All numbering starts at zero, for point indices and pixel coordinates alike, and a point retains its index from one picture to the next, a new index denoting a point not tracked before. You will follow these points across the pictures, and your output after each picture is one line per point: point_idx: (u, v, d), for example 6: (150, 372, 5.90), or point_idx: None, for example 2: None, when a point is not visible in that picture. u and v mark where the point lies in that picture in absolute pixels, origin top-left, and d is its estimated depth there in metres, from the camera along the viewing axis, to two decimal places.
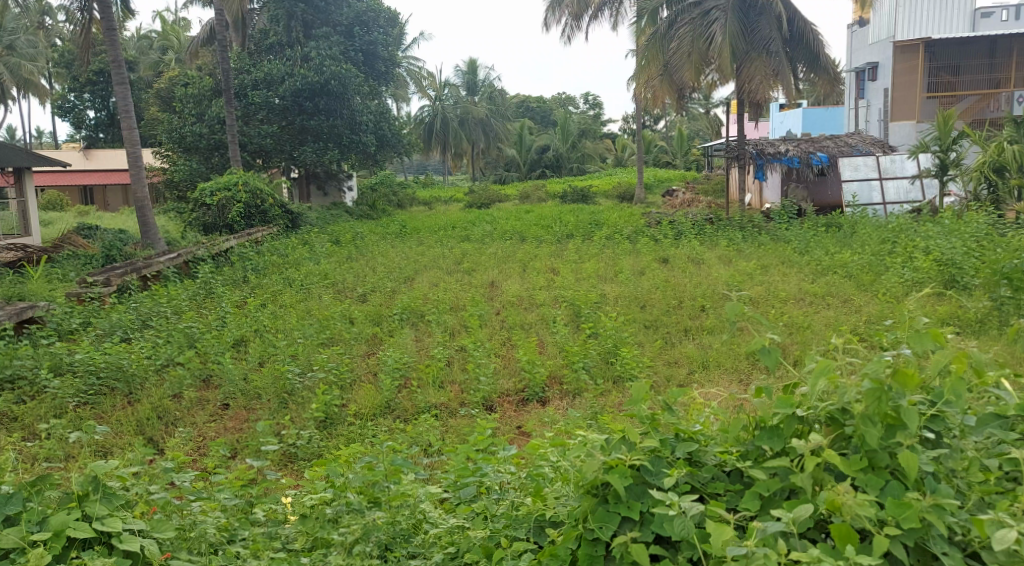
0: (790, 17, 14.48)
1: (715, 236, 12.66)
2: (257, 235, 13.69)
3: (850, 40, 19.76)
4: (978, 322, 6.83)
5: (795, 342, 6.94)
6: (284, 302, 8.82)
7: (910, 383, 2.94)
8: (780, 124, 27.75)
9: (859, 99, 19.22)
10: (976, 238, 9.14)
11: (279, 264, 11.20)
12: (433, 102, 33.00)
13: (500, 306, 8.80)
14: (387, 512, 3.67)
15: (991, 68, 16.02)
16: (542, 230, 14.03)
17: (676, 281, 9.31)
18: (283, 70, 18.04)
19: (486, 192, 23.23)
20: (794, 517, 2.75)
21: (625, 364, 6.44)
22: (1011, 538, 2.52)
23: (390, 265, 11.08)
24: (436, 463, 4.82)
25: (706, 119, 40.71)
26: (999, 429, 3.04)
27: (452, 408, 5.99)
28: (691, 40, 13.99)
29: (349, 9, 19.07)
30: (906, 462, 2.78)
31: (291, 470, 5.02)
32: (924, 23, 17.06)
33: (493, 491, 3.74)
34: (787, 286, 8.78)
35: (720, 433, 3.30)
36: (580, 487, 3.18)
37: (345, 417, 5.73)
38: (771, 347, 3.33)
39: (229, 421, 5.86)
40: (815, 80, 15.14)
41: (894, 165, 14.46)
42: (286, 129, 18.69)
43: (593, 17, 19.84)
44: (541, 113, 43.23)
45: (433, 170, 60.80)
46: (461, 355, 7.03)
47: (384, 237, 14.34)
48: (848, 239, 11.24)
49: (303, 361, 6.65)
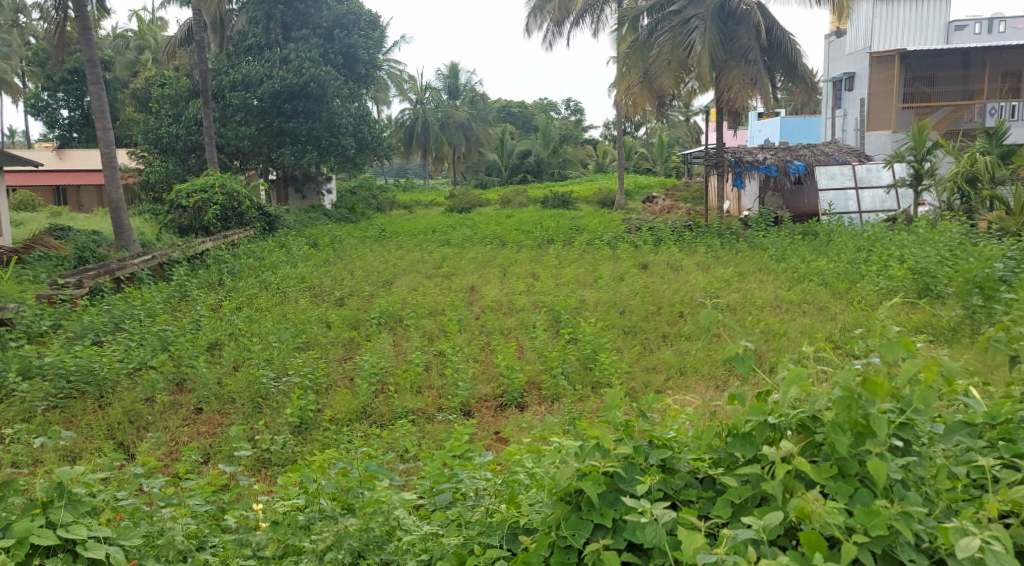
0: (768, 26, 14.59)
1: (694, 243, 12.70)
2: (234, 238, 13.61)
3: (828, 50, 19.88)
4: (952, 330, 6.96)
5: (770, 349, 6.99)
6: (260, 305, 8.77)
7: (880, 392, 2.96)
8: (758, 133, 28.04)
9: (836, 108, 19.31)
10: (950, 247, 9.22)
11: (256, 267, 11.15)
12: (413, 106, 33.18)
13: (479, 310, 8.81)
14: (360, 518, 3.60)
15: (965, 80, 16.22)
16: (522, 235, 14.07)
17: (655, 287, 9.37)
18: (261, 72, 17.87)
19: (467, 195, 23.29)
20: (764, 524, 2.77)
21: (604, 370, 6.47)
22: (974, 546, 2.55)
23: (369, 268, 11.05)
24: (411, 469, 4.84)
25: (686, 127, 41.08)
26: (967, 437, 3.08)
27: (429, 414, 5.98)
28: (670, 48, 14.05)
29: (329, 12, 18.96)
30: (875, 470, 2.80)
31: (264, 475, 5.02)
32: (900, 34, 17.39)
33: (468, 497, 3.72)
34: (764, 293, 8.85)
35: (693, 440, 3.33)
36: (554, 494, 3.21)
37: (320, 422, 5.70)
38: (744, 355, 3.38)
39: (202, 426, 5.80)
40: (793, 89, 15.31)
41: (870, 174, 14.70)
42: (264, 130, 18.52)
43: (574, 23, 19.90)
44: (522, 118, 43.58)
45: (413, 172, 61.12)
46: (440, 360, 7.03)
47: (362, 240, 14.31)
48: (824, 248, 11.33)
49: (278, 365, 6.60)
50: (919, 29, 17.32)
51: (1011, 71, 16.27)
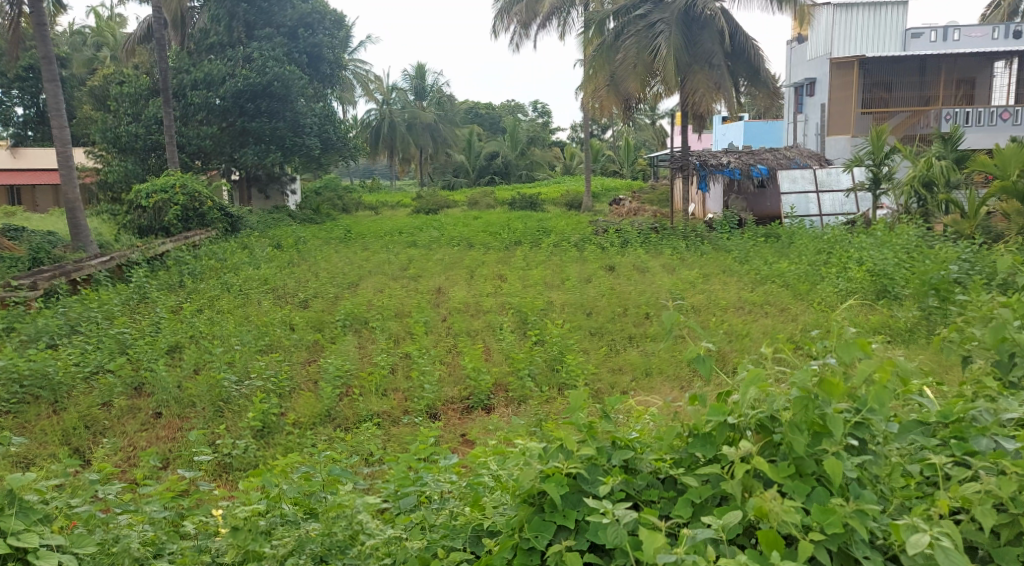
0: (732, 31, 14.77)
1: (659, 245, 12.79)
2: (195, 239, 13.44)
3: (790, 55, 20.20)
4: (908, 331, 7.08)
5: (734, 349, 7.08)
6: (222, 307, 8.65)
7: (836, 392, 3.02)
8: (722, 137, 28.37)
9: (797, 113, 19.59)
10: (908, 249, 9.38)
11: (218, 269, 11.01)
12: (380, 106, 33.24)
13: (446, 312, 8.80)
14: (323, 523, 3.58)
15: (922, 86, 16.62)
16: (490, 237, 14.07)
17: (621, 288, 9.44)
18: (224, 70, 17.61)
19: (434, 196, 23.25)
20: (723, 524, 2.81)
21: (570, 371, 6.49)
22: (924, 542, 2.59)
23: (334, 270, 10.97)
24: (376, 472, 4.83)
25: (652, 130, 41.46)
26: (920, 436, 3.17)
27: (395, 416, 5.95)
28: (636, 51, 14.15)
29: (293, 11, 18.85)
30: (831, 469, 2.84)
31: (225, 480, 4.97)
32: (859, 42, 17.84)
33: (433, 500, 3.70)
34: (728, 294, 8.93)
35: (656, 440, 3.36)
36: (517, 496, 3.23)
37: (283, 426, 5.65)
38: (705, 356, 3.42)
39: (161, 430, 5.72)
40: (756, 94, 15.53)
41: (830, 178, 14.88)
42: (226, 130, 18.21)
43: (541, 25, 19.97)
44: (489, 120, 43.64)
45: (380, 174, 60.93)
46: (405, 362, 7.01)
47: (327, 242, 14.20)
48: (786, 250, 11.48)
49: (240, 368, 6.52)
50: (877, 37, 17.78)
51: (963, 78, 16.89)
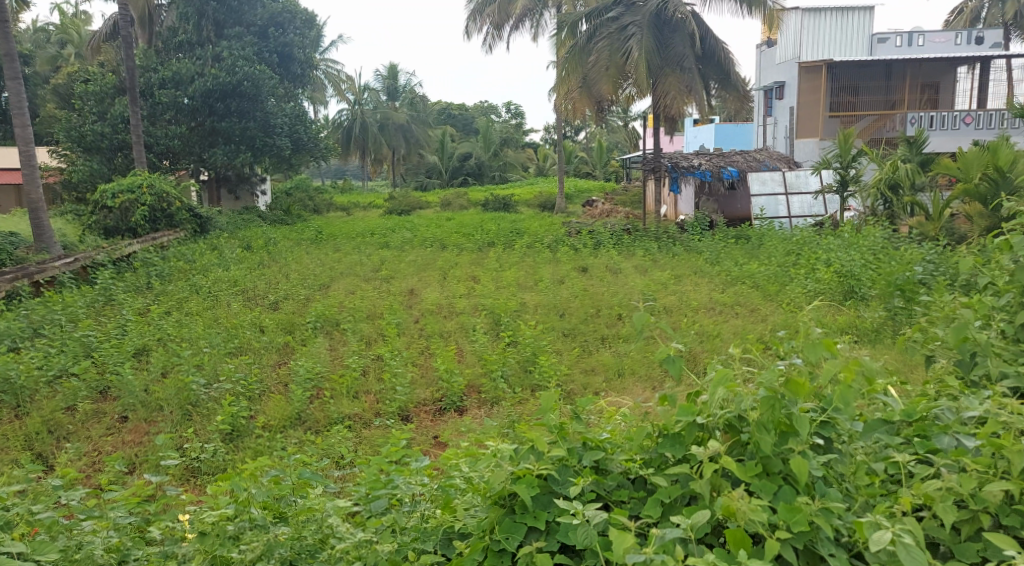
0: (703, 34, 14.89)
1: (632, 246, 12.84)
2: (162, 241, 13.29)
3: (760, 59, 20.40)
4: (875, 331, 7.18)
5: (705, 350, 7.14)
6: (190, 309, 8.54)
7: (802, 391, 3.06)
8: (693, 139, 28.60)
9: (767, 116, 19.80)
10: (874, 250, 9.51)
11: (187, 270, 10.88)
12: (352, 106, 33.05)
13: (418, 314, 8.77)
14: (292, 528, 3.57)
15: (887, 91, 17.04)
16: (463, 238, 14.04)
17: (594, 289, 9.47)
18: (192, 69, 17.41)
19: (407, 197, 23.19)
20: (692, 523, 2.83)
21: (543, 373, 6.50)
22: (886, 539, 2.61)
23: (305, 271, 10.89)
24: (347, 475, 4.80)
25: (625, 131, 41.75)
26: (885, 434, 3.21)
27: (366, 419, 5.92)
28: (608, 54, 14.22)
29: (263, 10, 18.76)
30: (797, 467, 2.88)
31: (193, 485, 4.93)
32: (826, 46, 18.01)
33: (404, 503, 3.67)
34: (699, 295, 9.00)
35: (626, 441, 3.38)
36: (488, 498, 3.23)
37: (252, 429, 5.61)
38: (675, 356, 3.45)
39: (127, 434, 5.65)
40: (726, 97, 15.69)
41: (799, 180, 15.07)
42: (194, 130, 18.01)
43: (513, 27, 20.00)
44: (462, 120, 43.61)
45: (352, 174, 60.63)
46: (377, 364, 6.98)
47: (298, 243, 14.08)
48: (756, 251, 11.59)
49: (209, 371, 6.44)
50: (844, 42, 17.94)
51: (928, 82, 17.35)
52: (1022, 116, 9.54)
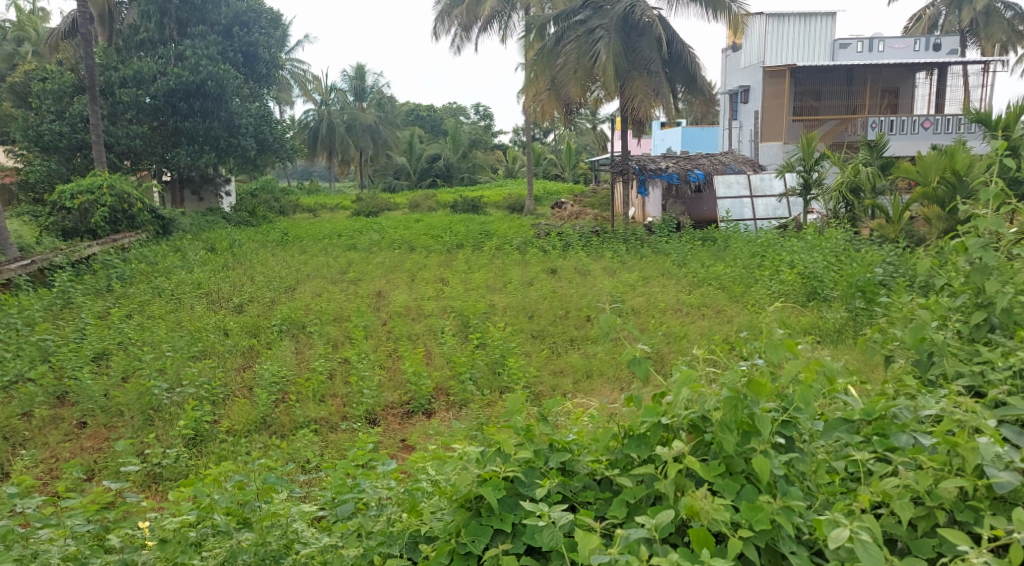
0: (670, 38, 15.02)
1: (601, 248, 12.87)
2: (123, 243, 13.09)
3: (725, 63, 20.63)
4: (836, 331, 7.31)
5: (672, 350, 7.20)
6: (152, 312, 8.40)
7: (764, 392, 3.09)
8: (661, 142, 28.82)
9: (732, 120, 20.02)
10: (836, 252, 9.66)
11: (148, 272, 10.71)
12: (318, 107, 32.82)
13: (386, 316, 8.73)
14: (256, 533, 3.52)
15: (849, 95, 17.36)
16: (431, 240, 14.00)
17: (562, 291, 9.48)
18: (154, 68, 17.13)
19: (375, 198, 23.10)
20: (656, 523, 2.85)
21: (511, 374, 6.51)
22: (844, 536, 2.65)
23: (270, 274, 10.78)
24: (313, 480, 4.77)
25: (593, 133, 41.99)
26: (845, 433, 3.25)
27: (333, 423, 5.89)
28: (576, 56, 14.26)
29: (227, 9, 18.59)
30: (758, 467, 2.92)
31: (154, 491, 4.86)
32: (790, 51, 18.44)
33: (370, 506, 3.62)
34: (667, 296, 9.07)
35: (592, 442, 3.40)
36: (454, 501, 3.23)
37: (216, 434, 5.54)
38: (641, 357, 3.47)
39: (86, 441, 5.56)
40: (692, 100, 15.84)
41: (764, 183, 15.27)
42: (157, 130, 17.72)
43: (481, 29, 20.00)
44: (430, 121, 43.53)
45: (319, 175, 60.24)
46: (344, 368, 6.92)
47: (263, 245, 13.95)
48: (722, 253, 11.70)
49: (172, 375, 6.32)
50: (806, 47, 18.38)
51: (888, 88, 17.73)
52: (978, 121, 9.74)
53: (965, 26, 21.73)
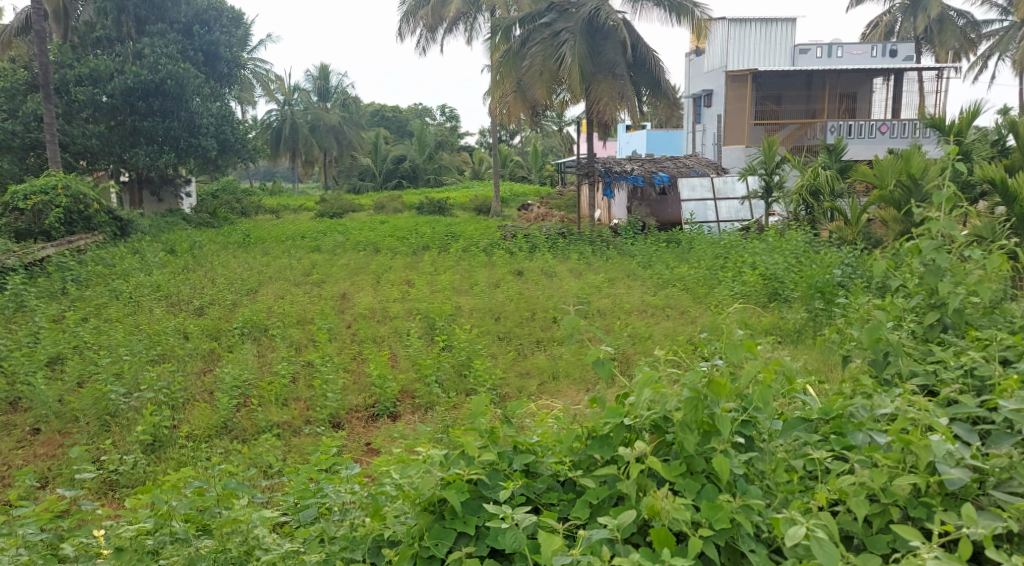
0: (635, 42, 15.12)
1: (567, 250, 12.91)
2: (79, 245, 12.85)
3: (688, 67, 20.86)
4: (796, 331, 7.41)
5: (636, 351, 7.25)
6: (109, 316, 8.24)
7: (724, 392, 3.12)
8: (626, 144, 28.99)
9: (695, 123, 20.23)
10: (796, 254, 9.80)
11: (105, 275, 10.52)
12: (281, 107, 32.50)
13: (351, 318, 8.66)
14: (216, 539, 3.47)
15: (808, 99, 17.68)
16: (396, 241, 13.93)
17: (529, 293, 9.47)
18: (112, 67, 16.81)
19: (339, 200, 22.92)
20: (619, 523, 2.87)
21: (477, 376, 6.49)
22: (800, 534, 2.69)
23: (232, 276, 10.65)
24: (276, 485, 4.72)
25: (559, 136, 42.12)
26: (804, 432, 3.29)
27: (296, 427, 5.83)
28: (542, 59, 14.30)
29: (188, 7, 18.40)
30: (719, 465, 2.95)
31: (110, 499, 4.78)
32: (751, 57, 18.65)
33: (333, 512, 3.60)
34: (632, 298, 9.12)
35: (556, 443, 3.42)
36: (417, 504, 3.21)
37: (176, 440, 5.45)
38: (603, 359, 3.49)
39: (40, 448, 5.45)
40: (657, 104, 15.95)
41: (726, 186, 15.41)
42: (115, 129, 17.38)
43: (447, 30, 19.96)
44: (395, 122, 43.37)
45: (282, 177, 59.79)
46: (307, 371, 6.85)
47: (224, 247, 13.77)
48: (686, 255, 11.79)
49: (129, 380, 6.20)
50: (767, 52, 18.55)
51: (845, 93, 18.00)
52: (933, 125, 9.93)
53: (920, 34, 22.19)
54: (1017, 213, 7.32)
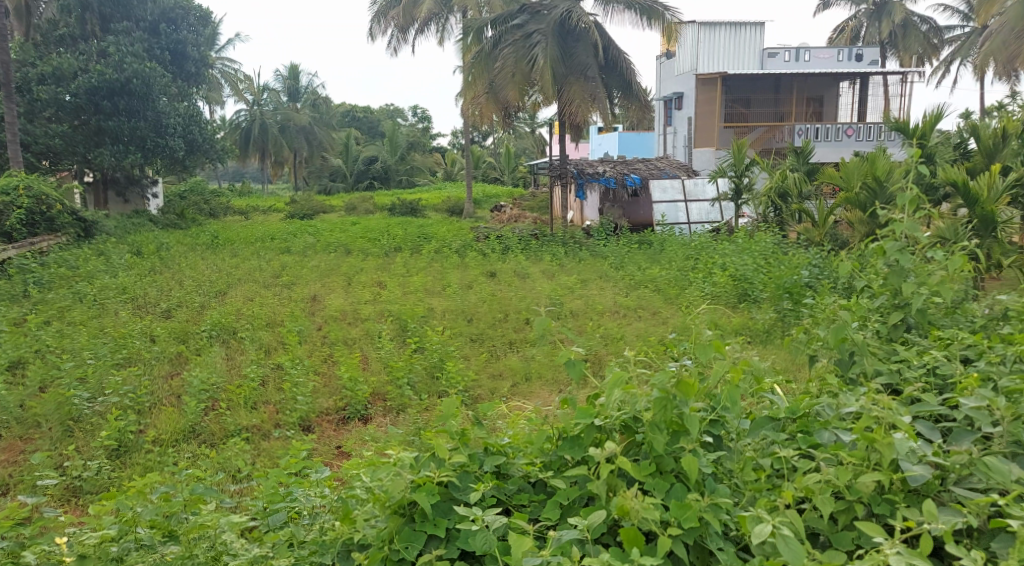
0: (606, 44, 15.20)
1: (539, 252, 12.92)
2: (41, 247, 12.64)
3: (659, 70, 21.02)
4: (765, 331, 7.48)
5: (607, 352, 7.29)
6: (73, 319, 8.11)
7: (693, 392, 3.14)
8: (598, 146, 29.12)
9: (667, 125, 20.37)
10: (765, 255, 9.91)
11: (69, 277, 10.35)
12: (250, 107, 32.23)
13: (321, 321, 8.60)
14: (182, 546, 3.43)
15: (777, 103, 17.90)
16: (368, 243, 13.87)
17: (502, 295, 9.46)
18: (75, 65, 16.54)
19: (310, 201, 22.75)
20: (588, 524, 2.87)
21: (449, 379, 6.47)
22: (765, 532, 2.72)
23: (200, 278, 10.54)
24: (244, 490, 4.67)
25: (532, 137, 42.17)
26: (771, 431, 3.32)
27: (265, 430, 5.77)
28: (514, 60, 14.31)
29: (154, 5, 18.18)
30: (687, 465, 2.97)
31: (73, 506, 4.69)
32: (720, 60, 18.68)
33: (303, 516, 3.58)
34: (603, 299, 9.16)
35: (527, 445, 3.42)
36: (386, 507, 3.18)
37: (141, 445, 5.38)
38: (575, 360, 3.50)
39: (1, 454, 5.35)
40: (629, 107, 16.03)
41: (697, 188, 15.54)
42: (79, 129, 17.12)
43: (418, 30, 19.93)
44: (367, 123, 43.19)
45: (251, 177, 59.41)
46: (277, 374, 6.79)
47: (192, 248, 13.61)
48: (657, 256, 11.85)
49: (94, 384, 6.10)
50: (736, 55, 18.62)
51: (812, 96, 18.33)
52: (897, 128, 10.08)
53: (885, 38, 22.56)
54: (979, 215, 7.46)
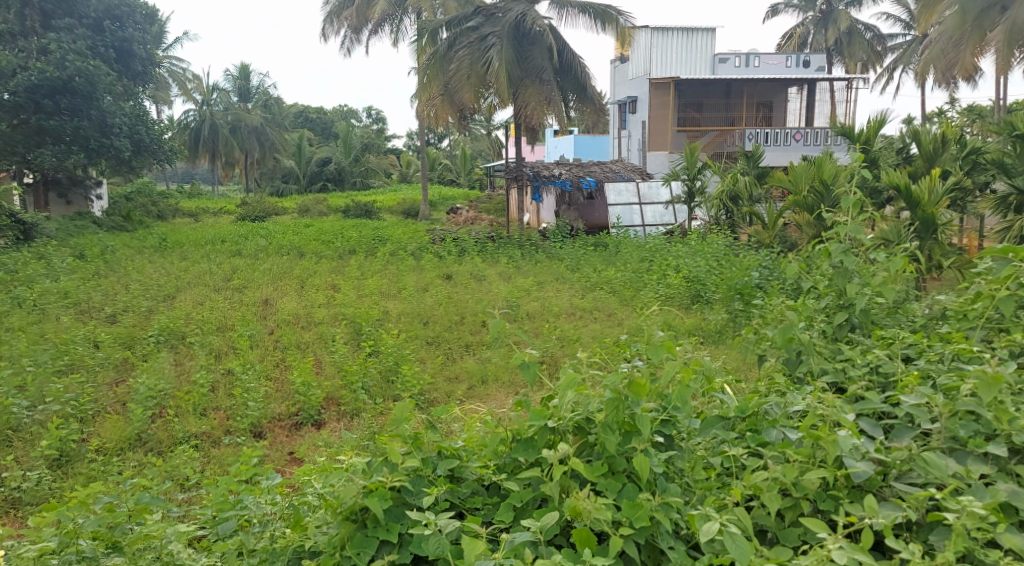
0: (561, 47, 15.26)
1: (495, 254, 12.93)
2: None
3: (613, 74, 21.20)
4: (717, 332, 7.60)
5: (562, 354, 7.32)
6: (12, 324, 7.87)
7: (644, 392, 3.16)
8: (554, 149, 29.22)
9: (621, 128, 20.53)
10: (717, 256, 10.04)
11: (9, 281, 10.06)
12: (200, 107, 31.69)
13: (274, 324, 8.49)
14: (127, 557, 3.36)
15: (728, 108, 18.17)
16: (321, 245, 13.72)
17: (458, 297, 9.44)
18: (15, 63, 16.11)
19: (262, 203, 22.44)
20: (541, 525, 2.88)
21: (405, 382, 6.43)
22: (713, 530, 2.74)
23: (148, 281, 10.34)
24: (193, 497, 4.59)
25: (488, 140, 42.20)
26: (722, 430, 3.36)
27: (215, 437, 5.68)
28: (469, 62, 14.27)
29: (98, 2, 17.76)
30: (638, 465, 2.99)
31: (12, 518, 4.56)
32: (673, 66, 19.06)
33: (254, 523, 3.51)
34: (559, 300, 9.21)
35: (480, 447, 3.41)
36: (338, 513, 3.14)
37: (84, 454, 5.25)
38: (528, 362, 3.49)
39: None
40: (584, 110, 16.10)
41: (651, 191, 15.70)
42: (18, 128, 16.65)
43: (372, 31, 19.84)
44: (320, 124, 42.81)
45: (201, 178, 58.46)
46: (228, 380, 6.68)
47: (140, 251, 13.34)
48: (612, 258, 11.93)
49: (34, 392, 5.93)
50: (688, 61, 19.01)
51: (762, 101, 18.57)
52: (844, 133, 10.29)
53: (831, 45, 23.07)
54: (921, 218, 7.68)
